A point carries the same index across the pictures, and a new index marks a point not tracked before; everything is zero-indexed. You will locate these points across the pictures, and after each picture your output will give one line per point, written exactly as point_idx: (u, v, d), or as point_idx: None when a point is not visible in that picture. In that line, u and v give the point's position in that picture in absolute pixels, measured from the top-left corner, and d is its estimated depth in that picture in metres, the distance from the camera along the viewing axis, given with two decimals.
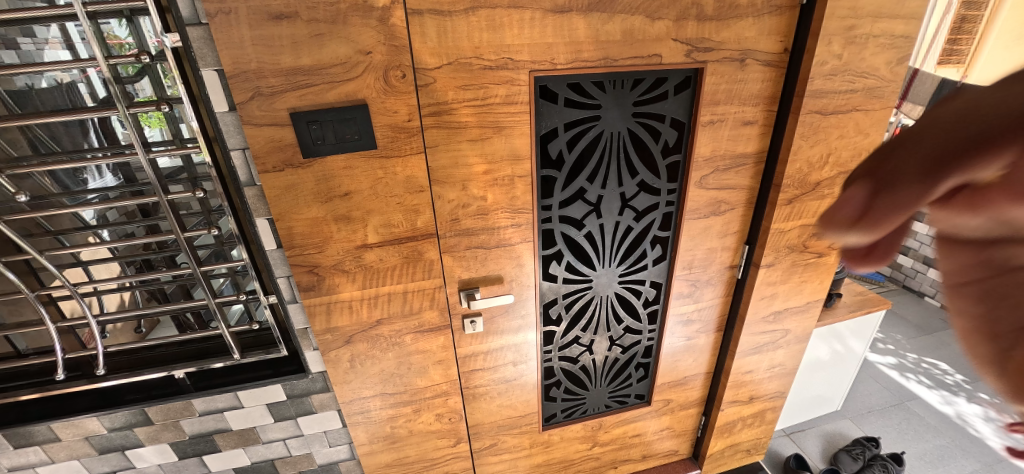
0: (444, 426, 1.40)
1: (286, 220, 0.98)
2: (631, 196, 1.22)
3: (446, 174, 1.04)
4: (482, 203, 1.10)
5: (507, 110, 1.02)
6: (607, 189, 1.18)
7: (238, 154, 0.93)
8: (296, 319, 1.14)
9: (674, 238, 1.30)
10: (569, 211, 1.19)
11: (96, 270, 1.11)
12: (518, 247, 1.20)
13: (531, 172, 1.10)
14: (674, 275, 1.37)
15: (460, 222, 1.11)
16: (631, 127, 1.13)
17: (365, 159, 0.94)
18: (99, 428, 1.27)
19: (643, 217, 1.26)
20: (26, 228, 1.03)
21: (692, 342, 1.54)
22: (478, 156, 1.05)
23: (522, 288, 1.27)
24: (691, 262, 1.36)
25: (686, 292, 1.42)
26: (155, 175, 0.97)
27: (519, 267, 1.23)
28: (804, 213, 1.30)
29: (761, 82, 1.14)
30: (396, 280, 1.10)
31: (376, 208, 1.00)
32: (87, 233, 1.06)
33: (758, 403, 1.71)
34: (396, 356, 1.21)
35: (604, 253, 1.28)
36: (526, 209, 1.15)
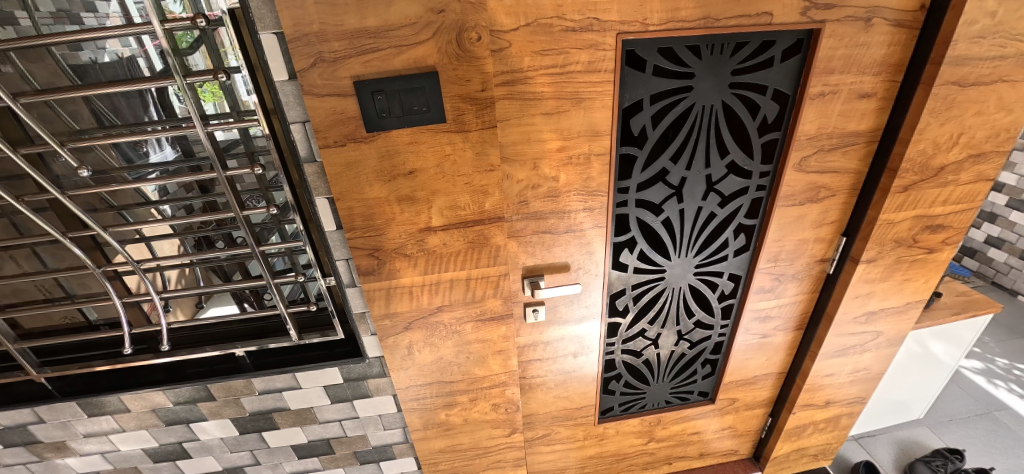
0: (499, 417, 1.34)
1: (347, 199, 0.91)
2: (717, 179, 1.08)
3: (517, 151, 0.95)
4: (554, 184, 1.00)
5: (590, 79, 0.90)
6: (691, 170, 1.05)
7: (297, 127, 0.86)
8: (354, 303, 1.09)
9: (762, 227, 1.16)
10: (647, 195, 1.07)
11: (158, 245, 1.09)
12: (590, 233, 1.10)
13: (610, 150, 0.98)
14: (755, 268, 1.23)
15: (528, 205, 1.02)
16: (727, 99, 0.98)
17: (432, 133, 0.85)
18: (164, 402, 1.29)
19: (728, 203, 1.12)
20: (90, 204, 1.02)
21: (768, 341, 1.40)
22: (553, 132, 0.94)
23: (589, 277, 1.17)
24: (779, 254, 1.21)
25: (767, 287, 1.27)
26: (213, 150, 0.92)
27: (588, 254, 1.13)
28: (921, 202, 1.12)
29: (889, 46, 0.96)
30: (459, 266, 1.02)
31: (441, 188, 0.91)
32: (150, 208, 1.04)
33: (835, 408, 1.56)
34: (454, 344, 1.15)
35: (682, 242, 1.16)
36: (601, 192, 1.04)
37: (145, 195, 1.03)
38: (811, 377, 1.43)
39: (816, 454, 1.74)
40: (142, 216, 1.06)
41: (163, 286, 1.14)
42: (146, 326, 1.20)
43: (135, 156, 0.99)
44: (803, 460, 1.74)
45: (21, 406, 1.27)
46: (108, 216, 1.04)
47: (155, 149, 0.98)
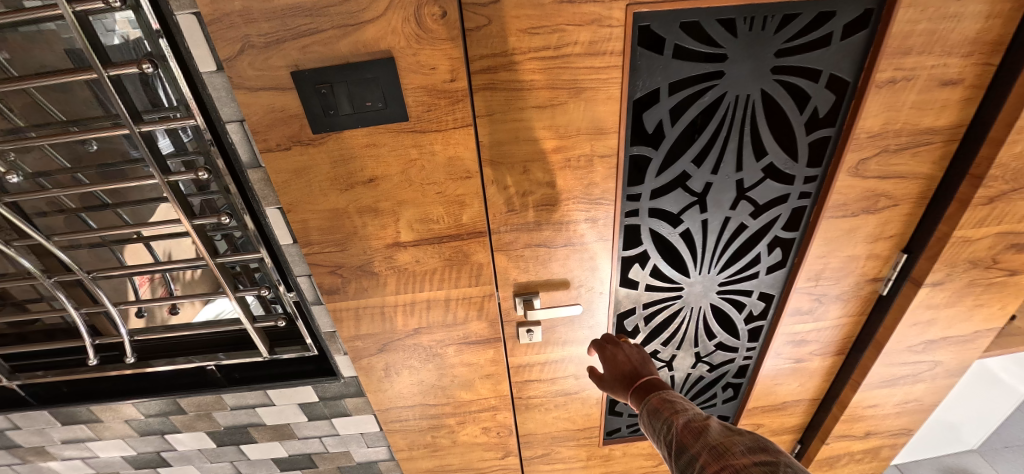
0: (491, 440, 1.22)
1: (300, 210, 0.77)
2: (751, 186, 0.89)
3: (501, 153, 0.78)
4: (549, 191, 0.83)
5: (592, 64, 0.71)
6: (718, 175, 0.86)
7: (234, 127, 0.71)
8: (323, 322, 0.97)
9: (803, 242, 0.97)
10: (662, 203, 0.89)
11: (127, 255, 1.04)
12: (592, 248, 0.92)
13: (618, 151, 0.79)
14: (791, 286, 1.05)
15: (519, 215, 0.85)
16: (770, 90, 0.78)
17: (394, 133, 0.69)
18: (136, 413, 1.23)
19: (763, 214, 0.94)
20: (52, 205, 0.99)
21: (801, 366, 1.23)
22: (546, 130, 0.76)
23: (592, 296, 1.00)
24: (821, 273, 1.03)
25: (805, 309, 1.09)
26: (149, 152, 0.81)
27: (590, 271, 0.96)
28: (1010, 216, 0.90)
29: (990, 19, 0.73)
30: (436, 286, 0.87)
31: (410, 199, 0.76)
32: (109, 212, 1.00)
33: (876, 439, 1.37)
34: (437, 368, 1.02)
35: (704, 257, 0.98)
36: (606, 201, 0.86)
37: (100, 198, 0.98)
38: (851, 407, 1.25)
39: None
40: (106, 220, 1.00)
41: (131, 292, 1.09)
42: (110, 337, 1.12)
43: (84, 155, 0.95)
44: None
45: None
46: (72, 219, 1.01)
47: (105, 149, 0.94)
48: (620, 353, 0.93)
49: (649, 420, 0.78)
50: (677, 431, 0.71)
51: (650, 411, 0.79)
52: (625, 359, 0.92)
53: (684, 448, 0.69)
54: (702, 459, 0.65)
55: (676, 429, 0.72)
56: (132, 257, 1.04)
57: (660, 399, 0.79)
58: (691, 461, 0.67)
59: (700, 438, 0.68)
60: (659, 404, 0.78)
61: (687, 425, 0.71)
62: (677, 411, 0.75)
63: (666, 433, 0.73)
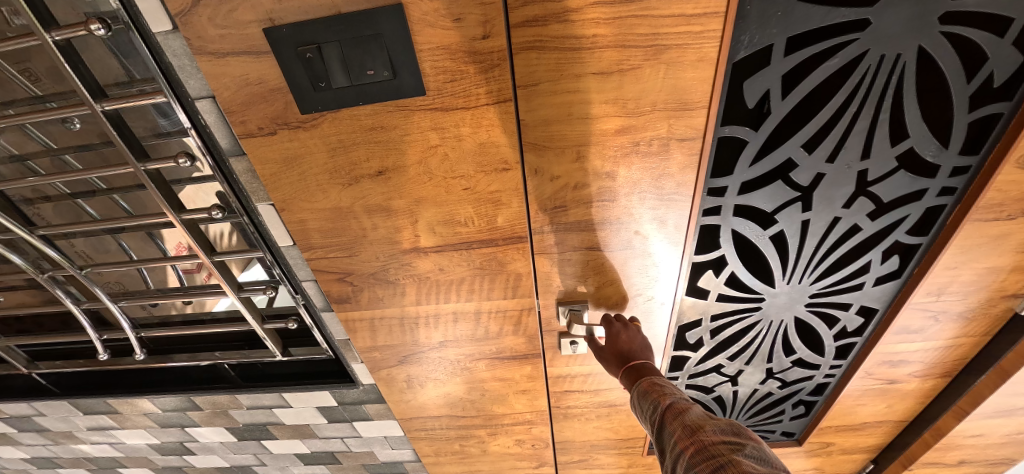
0: (525, 451, 1.10)
1: (295, 209, 0.62)
2: (874, 179, 0.68)
3: (547, 136, 0.58)
4: (606, 185, 0.63)
5: (683, 11, 0.49)
6: (833, 165, 0.66)
7: (206, 106, 0.56)
8: (335, 329, 0.85)
9: (931, 249, 0.76)
10: (753, 200, 0.69)
11: (128, 245, 0.93)
12: (655, 255, 0.72)
13: (705, 135, 0.58)
14: (903, 302, 0.84)
15: (568, 212, 0.66)
16: (929, 48, 0.56)
17: (407, 113, 0.52)
18: (153, 408, 1.17)
19: (884, 214, 0.73)
20: (42, 191, 0.88)
21: (895, 388, 1.03)
22: (607, 105, 0.56)
23: (651, 306, 0.80)
24: (947, 286, 0.81)
25: (914, 327, 0.89)
26: (118, 136, 0.67)
27: (650, 279, 0.76)
28: None
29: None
30: (463, 297, 0.72)
31: (430, 196, 0.59)
32: (103, 199, 0.88)
33: (973, 467, 1.17)
34: (465, 381, 0.89)
35: (798, 265, 0.78)
36: (681, 196, 0.65)
37: (92, 182, 0.86)
38: (950, 436, 1.05)
39: None
40: (101, 208, 0.89)
41: (140, 284, 0.99)
42: (115, 331, 1.05)
43: (66, 134, 0.81)
44: None
45: (18, 400, 1.21)
46: (64, 205, 0.90)
47: (87, 128, 0.79)
48: (625, 330, 0.75)
49: (635, 403, 0.64)
50: (657, 409, 0.59)
51: (638, 395, 0.64)
52: (629, 336, 0.74)
53: (661, 426, 0.57)
54: (675, 437, 0.53)
55: (657, 406, 0.59)
56: (135, 248, 0.93)
57: (647, 382, 0.64)
58: (664, 441, 0.55)
59: (679, 417, 0.55)
60: (647, 386, 0.64)
61: (669, 404, 0.58)
62: (662, 390, 0.62)
63: (646, 410, 0.61)
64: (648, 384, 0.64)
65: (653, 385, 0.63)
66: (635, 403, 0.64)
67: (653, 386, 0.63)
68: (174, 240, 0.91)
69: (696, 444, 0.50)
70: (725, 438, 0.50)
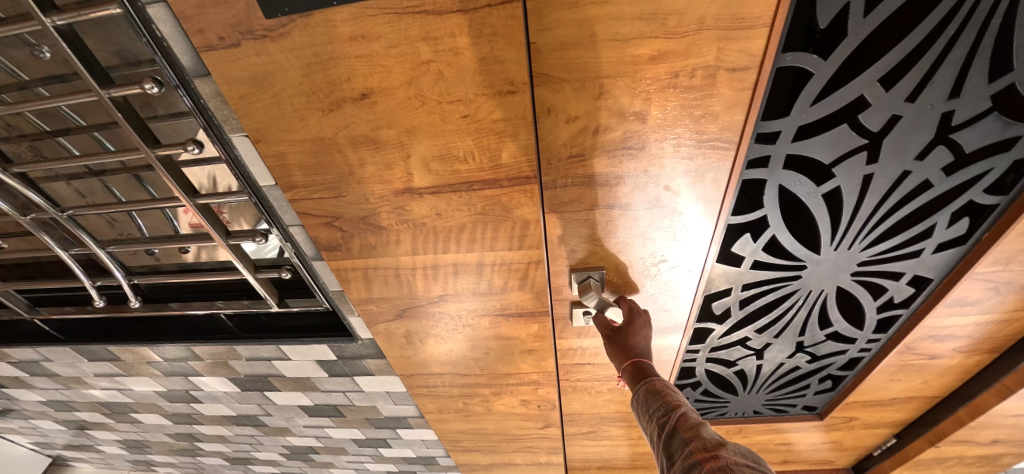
0: (531, 412, 1.05)
1: (271, 140, 0.54)
2: (958, 123, 0.58)
3: (562, 65, 0.48)
4: (633, 128, 0.53)
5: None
6: (912, 101, 0.56)
7: (159, 12, 0.47)
8: (328, 280, 0.78)
9: (1007, 212, 0.66)
10: (810, 149, 0.60)
11: (112, 187, 0.87)
12: (685, 216, 0.63)
13: (763, 64, 0.47)
14: (963, 272, 0.74)
15: (588, 163, 0.57)
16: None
17: (393, 19, 0.43)
18: (155, 357, 1.16)
19: (961, 168, 0.63)
20: (15, 128, 0.81)
21: (934, 364, 0.95)
22: (640, 23, 0.45)
23: (676, 275, 0.71)
24: (1018, 255, 0.70)
25: (970, 299, 0.79)
26: (78, 58, 0.60)
27: (678, 243, 0.67)
28: None
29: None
30: (465, 247, 0.65)
31: (423, 126, 0.51)
32: (82, 136, 0.81)
33: (1004, 446, 1.09)
34: (467, 338, 0.83)
35: (850, 228, 0.70)
36: (725, 142, 0.54)
37: (71, 117, 0.79)
38: (988, 415, 0.96)
39: None
40: (81, 147, 0.83)
41: (134, 231, 0.93)
42: (110, 279, 1.01)
43: (34, 60, 0.73)
44: None
45: (23, 345, 1.20)
46: (41, 144, 0.84)
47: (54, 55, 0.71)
48: (648, 325, 0.69)
49: (638, 402, 0.56)
50: (667, 413, 0.52)
51: (642, 392, 0.57)
52: (647, 332, 0.68)
53: (669, 432, 0.49)
54: (687, 447, 0.46)
55: (668, 410, 0.52)
56: (122, 191, 0.87)
57: (655, 380, 0.58)
58: (671, 450, 0.48)
59: (694, 428, 0.48)
60: (654, 383, 0.57)
61: (683, 411, 0.51)
62: (674, 395, 0.55)
63: (653, 411, 0.53)
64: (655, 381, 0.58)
65: (661, 386, 0.56)
66: (637, 403, 0.57)
67: (661, 386, 0.56)
68: (159, 184, 0.85)
69: (715, 457, 0.43)
70: (746, 460, 0.43)
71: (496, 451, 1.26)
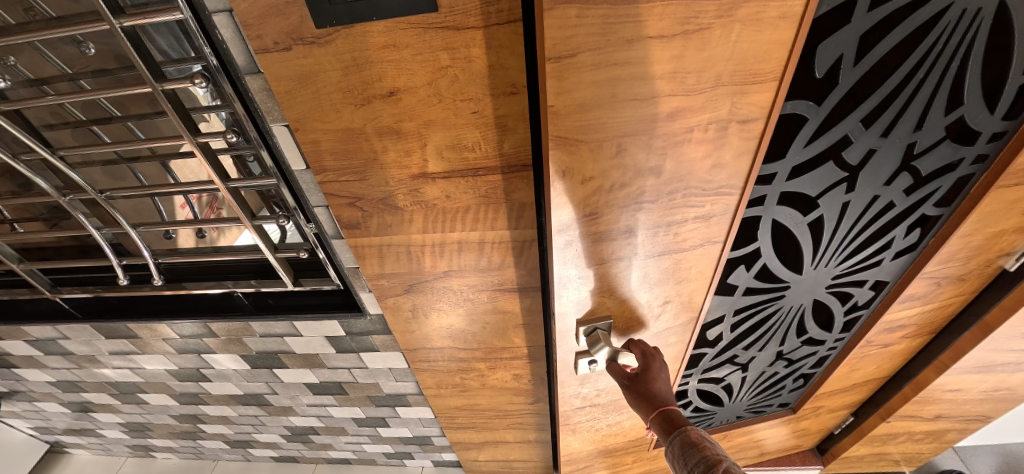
0: (522, 386, 1.15)
1: (308, 129, 0.64)
2: (919, 152, 0.70)
3: (579, 126, 0.51)
4: (648, 183, 0.59)
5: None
6: (886, 137, 0.68)
7: (223, 20, 0.57)
8: (345, 257, 0.87)
9: (951, 221, 0.79)
10: (802, 183, 0.72)
11: (142, 172, 0.96)
12: (691, 254, 0.73)
13: (770, 115, 0.54)
14: (914, 273, 0.87)
15: (600, 219, 0.63)
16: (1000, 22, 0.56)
17: (419, 32, 0.53)
18: (172, 333, 1.24)
19: (918, 189, 0.76)
20: (55, 116, 0.90)
21: (885, 349, 1.06)
22: (660, 82, 0.49)
23: (680, 306, 0.83)
24: (959, 255, 0.83)
25: (919, 294, 0.92)
26: (140, 55, 0.69)
27: (684, 278, 0.77)
28: None
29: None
30: (468, 226, 0.75)
31: (438, 119, 0.61)
32: (119, 125, 0.90)
33: (945, 422, 1.21)
34: (466, 313, 0.93)
35: (826, 249, 0.84)
36: (731, 187, 0.63)
37: (106, 109, 0.88)
38: (928, 390, 1.09)
39: (899, 459, 1.43)
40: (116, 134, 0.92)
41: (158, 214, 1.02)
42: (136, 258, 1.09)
43: (79, 58, 0.82)
44: (880, 462, 1.44)
45: (42, 322, 1.27)
46: (75, 132, 0.93)
47: (101, 52, 0.81)
48: (664, 371, 0.79)
49: (678, 454, 0.65)
50: (709, 466, 0.60)
51: (681, 445, 0.66)
52: (665, 378, 0.77)
53: None
54: None
55: (709, 463, 0.61)
56: (150, 176, 0.96)
57: (689, 431, 0.67)
58: None
59: None
60: (691, 435, 0.66)
61: (724, 464, 0.60)
62: (710, 446, 0.64)
63: (694, 464, 0.62)
64: (690, 431, 0.67)
65: (697, 437, 0.66)
66: (677, 455, 0.65)
67: (698, 439, 0.65)
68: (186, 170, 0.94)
69: None
70: None
71: (489, 427, 1.36)
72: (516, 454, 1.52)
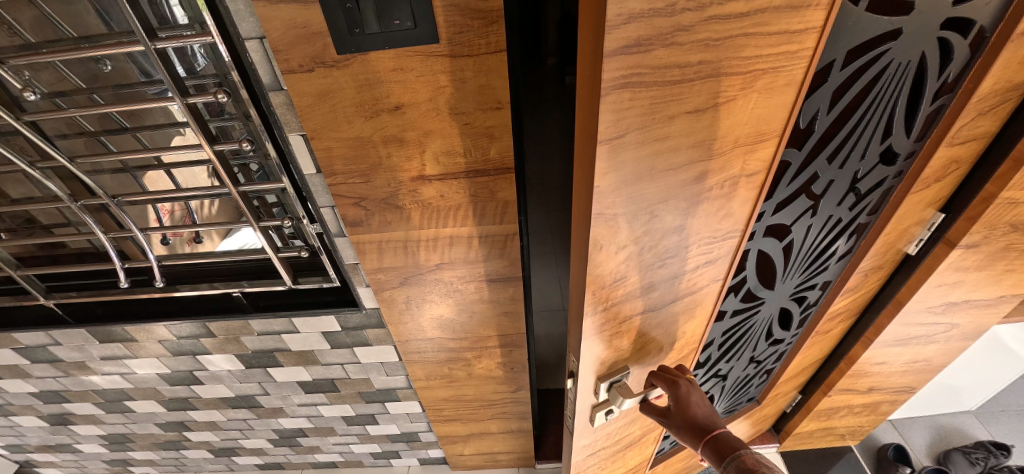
0: (505, 374, 1.26)
1: (323, 138, 0.74)
2: (863, 178, 0.87)
3: (620, 200, 0.53)
4: (671, 240, 0.63)
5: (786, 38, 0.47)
6: (842, 170, 0.84)
7: (254, 45, 0.68)
8: (345, 254, 0.97)
9: (875, 226, 0.95)
10: (782, 214, 0.88)
11: (147, 179, 1.03)
12: (698, 293, 0.78)
13: (768, 169, 0.61)
14: (851, 271, 1.04)
15: (627, 280, 0.65)
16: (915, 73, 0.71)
17: (422, 58, 0.65)
18: (169, 335, 1.29)
19: (860, 205, 0.92)
20: (65, 128, 0.96)
21: (824, 333, 1.22)
22: (691, 151, 0.52)
23: (688, 337, 0.88)
24: (884, 250, 1.00)
25: (851, 286, 1.08)
26: (168, 73, 0.78)
27: (691, 313, 0.82)
28: None
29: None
30: (459, 222, 0.87)
31: (436, 129, 0.73)
32: (128, 136, 0.97)
33: (877, 394, 1.38)
34: (456, 303, 1.04)
35: (793, 266, 1.01)
36: (732, 232, 0.69)
37: (118, 121, 0.95)
38: (858, 364, 1.25)
39: (843, 434, 1.59)
40: (124, 144, 0.99)
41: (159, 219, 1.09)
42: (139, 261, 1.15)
43: (98, 75, 0.89)
44: (827, 437, 1.61)
45: (34, 329, 1.30)
46: (81, 142, 0.98)
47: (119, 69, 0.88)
48: (696, 392, 0.80)
49: None
50: None
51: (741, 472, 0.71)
52: (700, 400, 0.79)
53: None
54: None
55: None
56: (153, 183, 1.03)
57: (742, 457, 0.72)
58: None
59: None
60: (748, 462, 0.71)
61: None
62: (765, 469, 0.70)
63: None
64: (743, 457, 0.72)
65: (752, 463, 0.71)
66: None
67: (755, 464, 0.71)
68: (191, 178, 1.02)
69: None
70: None
71: (474, 419, 1.45)
72: (499, 446, 1.61)
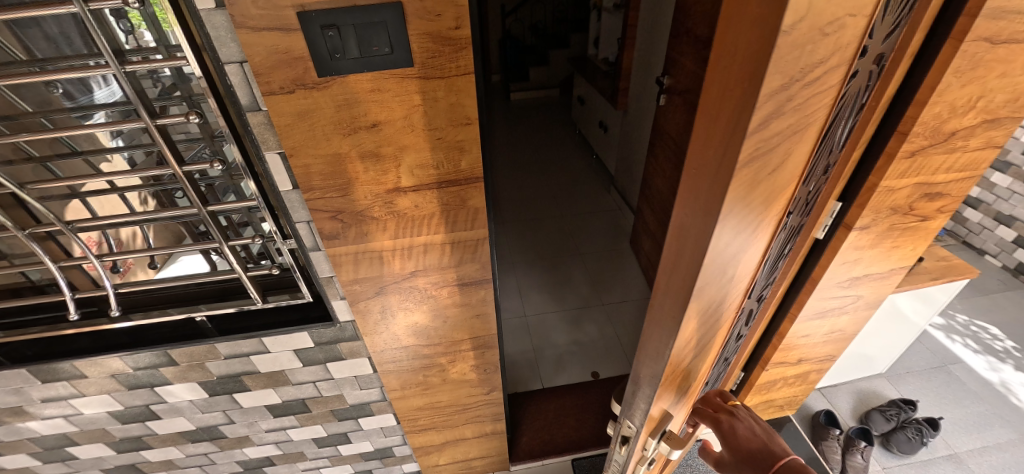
0: (478, 377, 1.32)
1: (301, 155, 0.79)
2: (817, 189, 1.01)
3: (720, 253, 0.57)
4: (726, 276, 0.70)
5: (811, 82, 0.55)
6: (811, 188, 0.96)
7: (234, 69, 0.72)
8: (321, 267, 0.99)
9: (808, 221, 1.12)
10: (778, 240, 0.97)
11: (98, 204, 0.98)
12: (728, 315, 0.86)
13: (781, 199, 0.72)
14: (790, 260, 1.20)
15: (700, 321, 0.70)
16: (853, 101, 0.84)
17: (398, 79, 0.72)
18: (124, 367, 1.23)
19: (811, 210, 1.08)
20: (5, 155, 0.89)
21: (766, 315, 1.37)
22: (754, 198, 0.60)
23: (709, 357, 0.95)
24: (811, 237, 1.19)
25: (784, 272, 1.24)
26: (135, 93, 0.79)
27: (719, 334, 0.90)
28: (924, 169, 1.04)
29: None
30: (433, 230, 0.93)
31: (411, 144, 0.80)
32: (79, 160, 0.93)
33: (806, 365, 1.57)
34: (430, 309, 1.09)
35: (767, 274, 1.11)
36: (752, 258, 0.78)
37: (69, 145, 0.91)
38: (788, 338, 1.42)
39: (781, 405, 1.77)
40: (74, 169, 0.95)
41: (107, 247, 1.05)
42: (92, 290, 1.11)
43: (49, 99, 0.85)
44: (769, 410, 1.78)
45: None
46: (25, 169, 0.92)
47: (69, 92, 0.84)
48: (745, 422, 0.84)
49: None
50: None
51: None
52: (750, 427, 0.83)
53: None
54: None
55: None
56: (105, 208, 0.99)
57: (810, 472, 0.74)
58: None
59: None
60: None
61: None
62: None
63: None
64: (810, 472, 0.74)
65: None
66: None
67: None
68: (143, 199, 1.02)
69: None
70: None
71: (449, 425, 1.48)
72: (474, 451, 1.65)
